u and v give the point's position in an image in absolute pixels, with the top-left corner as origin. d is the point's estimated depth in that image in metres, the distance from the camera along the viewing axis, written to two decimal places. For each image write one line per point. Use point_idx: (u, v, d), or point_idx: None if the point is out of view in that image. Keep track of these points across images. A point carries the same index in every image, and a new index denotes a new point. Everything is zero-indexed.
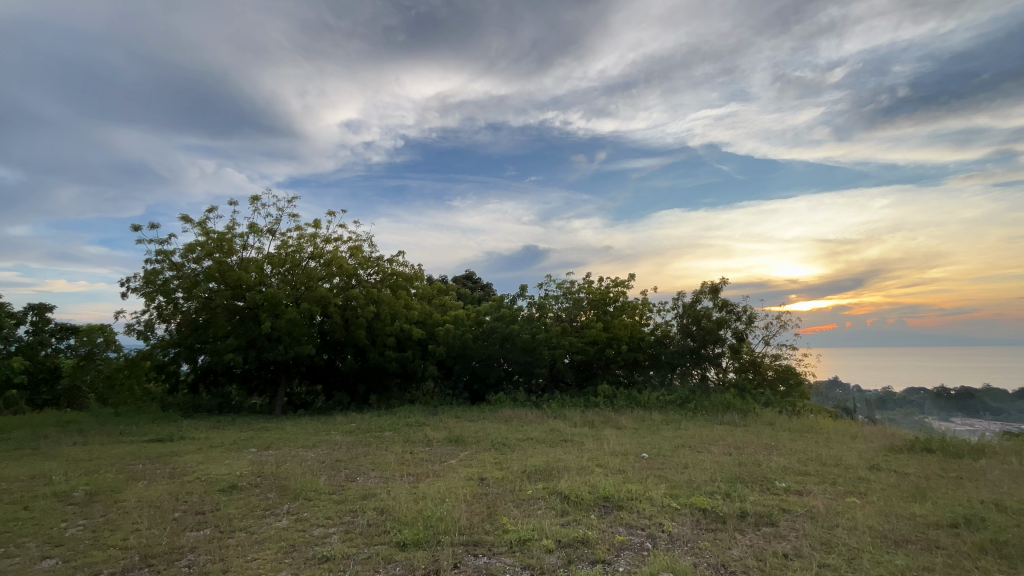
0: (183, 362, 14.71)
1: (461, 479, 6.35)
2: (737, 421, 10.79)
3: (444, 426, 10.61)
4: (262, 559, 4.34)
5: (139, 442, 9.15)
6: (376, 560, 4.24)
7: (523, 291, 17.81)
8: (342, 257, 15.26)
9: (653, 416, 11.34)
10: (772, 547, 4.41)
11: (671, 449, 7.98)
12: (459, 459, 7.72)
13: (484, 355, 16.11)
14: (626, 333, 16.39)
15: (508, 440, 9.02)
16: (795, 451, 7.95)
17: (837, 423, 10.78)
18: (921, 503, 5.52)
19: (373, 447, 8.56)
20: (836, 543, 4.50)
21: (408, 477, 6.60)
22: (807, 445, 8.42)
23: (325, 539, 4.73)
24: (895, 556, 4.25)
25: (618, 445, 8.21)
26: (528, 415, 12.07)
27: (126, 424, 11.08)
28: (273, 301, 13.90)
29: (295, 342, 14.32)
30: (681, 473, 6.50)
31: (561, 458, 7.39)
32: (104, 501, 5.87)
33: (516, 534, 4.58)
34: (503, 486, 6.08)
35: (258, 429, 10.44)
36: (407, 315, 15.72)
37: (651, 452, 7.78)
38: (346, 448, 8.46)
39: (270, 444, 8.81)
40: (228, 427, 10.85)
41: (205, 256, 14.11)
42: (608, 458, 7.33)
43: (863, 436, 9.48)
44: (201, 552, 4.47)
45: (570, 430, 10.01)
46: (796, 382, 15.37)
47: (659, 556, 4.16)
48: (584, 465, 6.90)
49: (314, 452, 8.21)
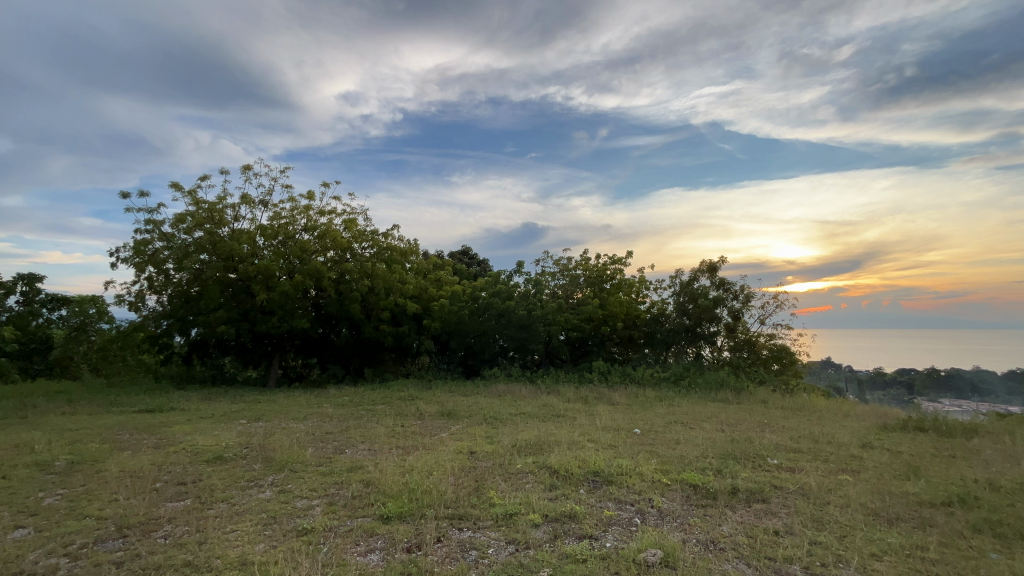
0: (175, 334, 14.57)
1: (450, 453, 6.31)
2: (731, 399, 10.84)
3: (437, 401, 10.60)
4: (240, 530, 4.31)
5: (129, 412, 9.12)
6: (357, 533, 4.21)
7: (519, 268, 17.67)
8: (337, 230, 14.99)
9: (647, 392, 11.40)
10: (763, 524, 4.40)
11: (664, 425, 7.96)
12: (450, 432, 7.69)
13: (480, 331, 16.12)
14: (623, 310, 16.22)
15: (500, 415, 8.99)
16: (787, 428, 7.98)
17: (830, 402, 10.82)
18: (915, 481, 5.53)
19: (365, 419, 8.54)
20: (828, 521, 4.49)
21: (398, 450, 6.57)
22: (801, 423, 8.44)
23: (308, 511, 4.70)
24: (888, 535, 4.24)
25: (610, 421, 8.21)
26: (521, 390, 12.10)
27: (116, 395, 11.00)
28: (265, 274, 13.70)
29: (288, 316, 14.20)
30: (673, 449, 6.49)
31: (553, 433, 7.37)
32: (85, 470, 5.83)
33: (503, 508, 4.56)
34: (493, 460, 6.05)
35: (252, 401, 10.43)
36: (402, 290, 15.57)
37: (644, 428, 7.78)
38: (337, 420, 8.44)
39: (260, 415, 8.79)
40: (218, 399, 10.76)
41: (195, 226, 13.81)
42: (600, 433, 7.34)
43: (855, 415, 9.51)
44: (178, 523, 4.44)
45: (563, 405, 10.04)
46: (790, 361, 15.40)
47: (647, 532, 4.14)
48: (575, 440, 6.89)
49: (305, 424, 8.18)
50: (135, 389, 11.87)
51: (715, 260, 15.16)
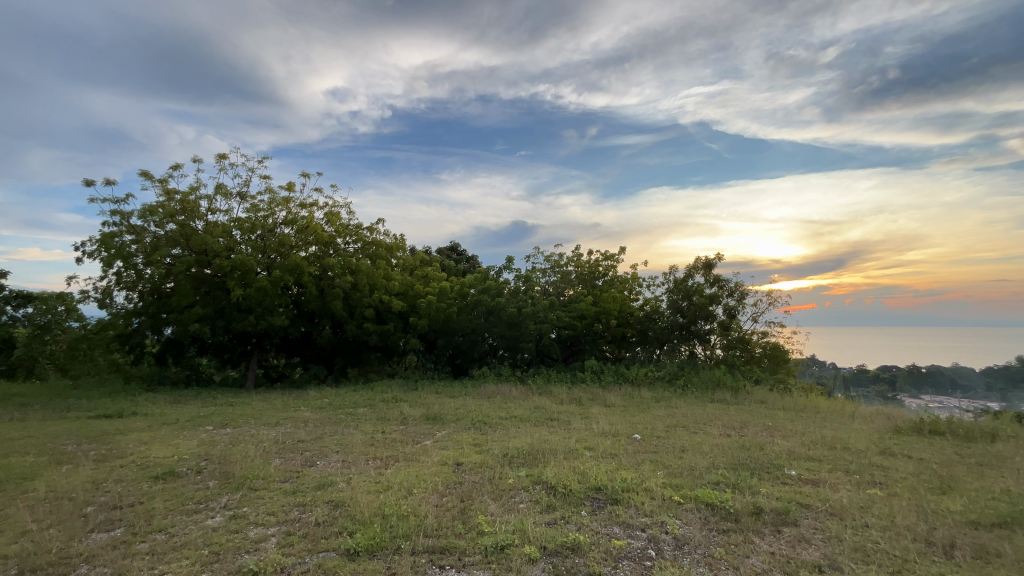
0: (146, 332, 13.89)
1: (434, 465, 5.85)
2: (729, 399, 10.52)
3: (422, 403, 10.11)
4: (173, 572, 3.76)
5: (84, 418, 8.50)
6: (317, 573, 3.71)
7: (509, 264, 17.23)
8: (319, 225, 14.42)
9: (642, 393, 11.04)
10: (799, 556, 3.98)
11: (665, 430, 7.57)
12: (434, 439, 7.22)
13: (469, 329, 15.69)
14: (616, 306, 15.82)
15: (489, 418, 8.55)
16: (795, 432, 7.62)
17: (832, 402, 10.56)
18: (953, 497, 5.16)
19: (343, 425, 8.03)
20: (872, 551, 4.07)
21: (376, 462, 6.08)
22: (807, 426, 8.11)
23: (259, 544, 4.16)
24: (946, 569, 3.83)
25: (608, 425, 7.79)
26: (511, 391, 11.66)
27: (76, 398, 10.34)
28: (242, 270, 13.08)
29: (267, 313, 13.59)
30: (679, 459, 6.09)
31: (546, 440, 6.94)
32: (11, 491, 5.25)
33: (493, 539, 4.09)
34: (480, 473, 5.60)
35: (223, 405, 9.86)
36: (387, 287, 15.06)
37: (644, 433, 7.38)
38: (313, 426, 7.93)
39: (228, 421, 8.24)
40: (189, 403, 10.13)
41: (166, 218, 13.15)
42: (596, 440, 6.93)
43: (859, 416, 9.22)
44: (99, 564, 3.90)
45: (556, 407, 9.63)
46: (783, 359, 15.21)
47: (666, 570, 3.71)
48: (571, 449, 6.48)
49: (276, 431, 7.67)
50: (99, 392, 11.21)
51: (710, 257, 14.85)
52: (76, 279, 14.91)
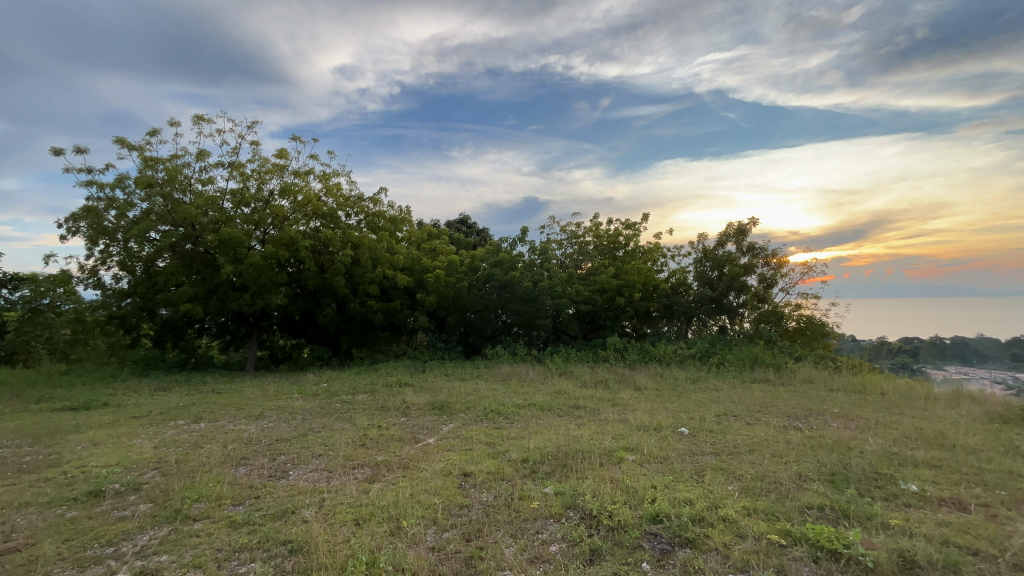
0: (139, 315, 13.31)
1: (436, 477, 5.01)
2: (772, 379, 9.57)
3: (430, 389, 9.31)
4: None
5: (49, 411, 7.86)
6: None
7: (523, 236, 16.22)
8: (316, 196, 13.55)
9: (675, 373, 10.13)
10: None
11: (715, 422, 6.62)
12: (439, 437, 6.41)
13: (481, 306, 14.85)
14: (640, 279, 14.79)
15: (504, 407, 7.71)
16: (875, 423, 6.66)
17: (894, 382, 9.51)
18: None
19: (335, 418, 7.25)
20: None
21: (366, 470, 5.27)
22: (879, 414, 7.15)
23: None
24: None
25: (644, 416, 6.89)
26: (529, 372, 10.84)
27: (50, 387, 9.66)
28: (233, 245, 12.29)
29: (263, 291, 12.83)
30: (750, 466, 5.13)
31: (574, 438, 6.06)
32: None
33: None
34: (492, 492, 4.71)
35: (208, 393, 9.09)
36: (391, 261, 14.24)
37: (692, 427, 6.46)
38: (301, 420, 7.18)
39: (203, 414, 7.49)
40: (173, 391, 9.35)
41: (150, 190, 12.36)
42: (637, 437, 6.02)
43: (936, 401, 8.12)
44: None
45: (580, 392, 8.77)
46: (822, 333, 14.15)
47: None
48: (609, 451, 5.59)
49: (255, 426, 6.92)
50: (83, 379, 10.59)
51: (743, 222, 13.68)
52: (51, 258, 14.24)
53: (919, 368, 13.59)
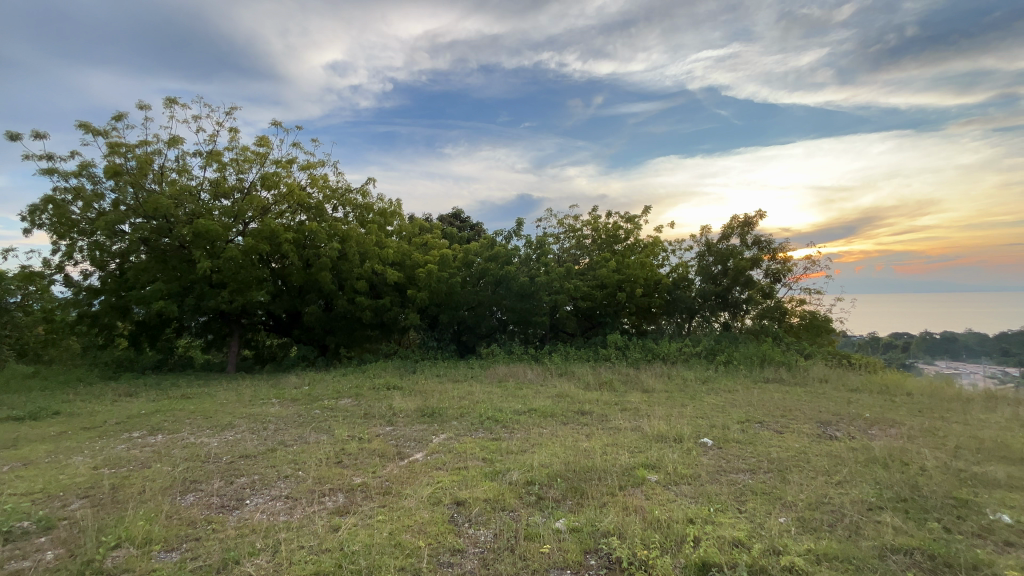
0: (111, 314, 12.64)
1: (421, 507, 4.48)
2: (785, 378, 9.11)
3: (420, 393, 8.75)
4: None
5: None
6: None
7: (519, 230, 15.67)
8: (300, 187, 12.98)
9: (683, 373, 9.64)
10: None
11: (739, 431, 6.14)
12: (428, 452, 5.85)
13: (475, 303, 14.31)
14: (642, 274, 14.18)
15: (500, 414, 7.16)
16: (920, 431, 6.21)
17: (918, 381, 9.09)
18: None
19: (311, 429, 6.68)
20: None
21: (340, 496, 4.74)
22: (914, 418, 6.70)
23: None
24: None
25: (657, 424, 6.39)
26: (527, 373, 10.30)
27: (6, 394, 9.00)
28: (210, 238, 11.66)
29: (242, 288, 12.21)
30: (800, 491, 4.64)
31: (583, 451, 5.56)
32: None
33: None
34: (488, 529, 4.18)
35: (177, 398, 8.50)
36: (380, 256, 13.69)
37: (715, 437, 5.98)
38: (270, 431, 6.61)
39: (163, 425, 6.89)
40: (140, 396, 8.76)
41: (121, 181, 11.73)
42: (658, 452, 5.52)
43: (966, 403, 7.68)
44: None
45: (583, 395, 8.25)
46: (828, 329, 13.80)
47: None
48: (628, 469, 5.10)
49: (218, 439, 6.33)
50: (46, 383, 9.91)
51: (749, 214, 13.22)
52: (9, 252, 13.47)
53: (911, 363, 13.74)
